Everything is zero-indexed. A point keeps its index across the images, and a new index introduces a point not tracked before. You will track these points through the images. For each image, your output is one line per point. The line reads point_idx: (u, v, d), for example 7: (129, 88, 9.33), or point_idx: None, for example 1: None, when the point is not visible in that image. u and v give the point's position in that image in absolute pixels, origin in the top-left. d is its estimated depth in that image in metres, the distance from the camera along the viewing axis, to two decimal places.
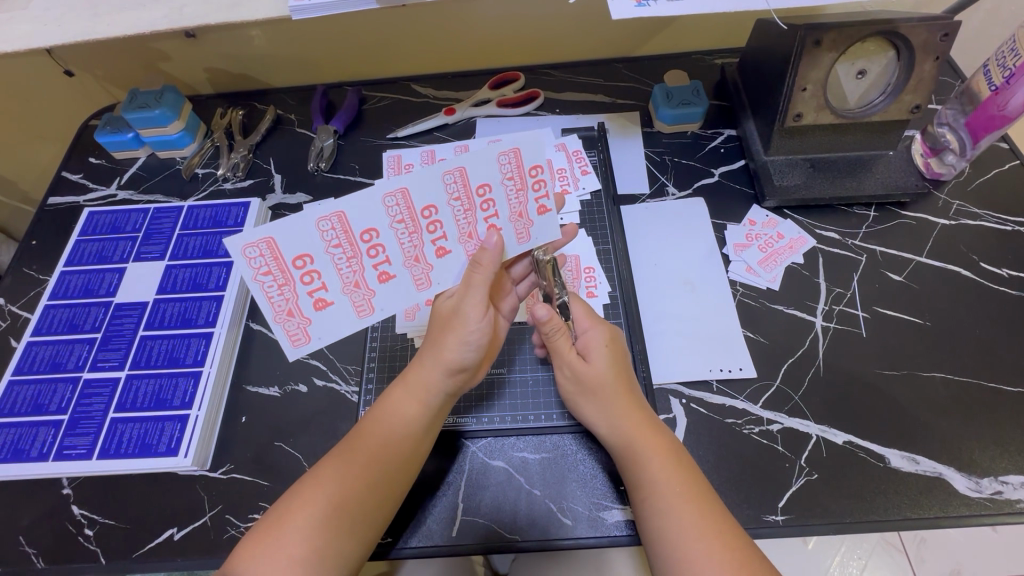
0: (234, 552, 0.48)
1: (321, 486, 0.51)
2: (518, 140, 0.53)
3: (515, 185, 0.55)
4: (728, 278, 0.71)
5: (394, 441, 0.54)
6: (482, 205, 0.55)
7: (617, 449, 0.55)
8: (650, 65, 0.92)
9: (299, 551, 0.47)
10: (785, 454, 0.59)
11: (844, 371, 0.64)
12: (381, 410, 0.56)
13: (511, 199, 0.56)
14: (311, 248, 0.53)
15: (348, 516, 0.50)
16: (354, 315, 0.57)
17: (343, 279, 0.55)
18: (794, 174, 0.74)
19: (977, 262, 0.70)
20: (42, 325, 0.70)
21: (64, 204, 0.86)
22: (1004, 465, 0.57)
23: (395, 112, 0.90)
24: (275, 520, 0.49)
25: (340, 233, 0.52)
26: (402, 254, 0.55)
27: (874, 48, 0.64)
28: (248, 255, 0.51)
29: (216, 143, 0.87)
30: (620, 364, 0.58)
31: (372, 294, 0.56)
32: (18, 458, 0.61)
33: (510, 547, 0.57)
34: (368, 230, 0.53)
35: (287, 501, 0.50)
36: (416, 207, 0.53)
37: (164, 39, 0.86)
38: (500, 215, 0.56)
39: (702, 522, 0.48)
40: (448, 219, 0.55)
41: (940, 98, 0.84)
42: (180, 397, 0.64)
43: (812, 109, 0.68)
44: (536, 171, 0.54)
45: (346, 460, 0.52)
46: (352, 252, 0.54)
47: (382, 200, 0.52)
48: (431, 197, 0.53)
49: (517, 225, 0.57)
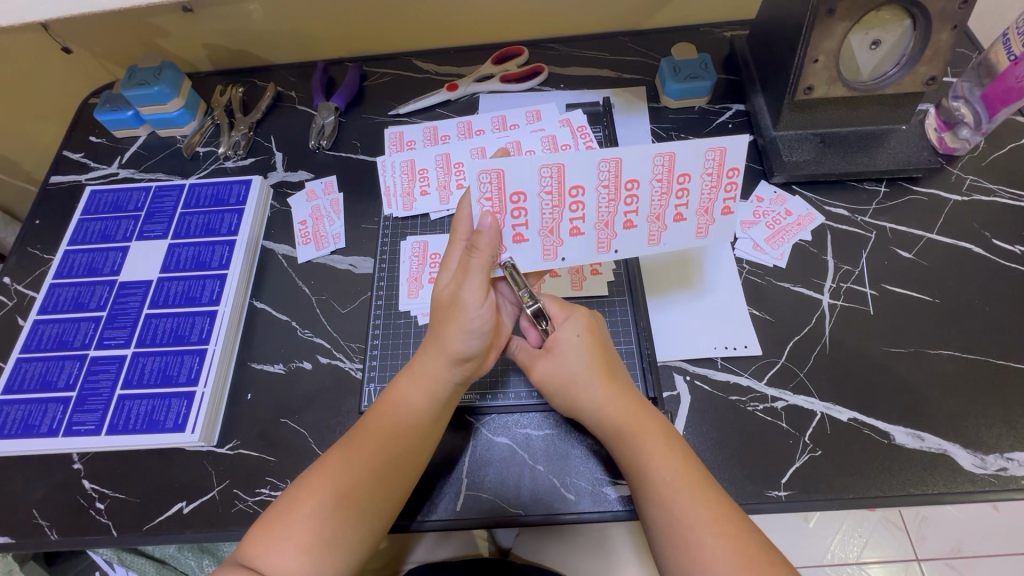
0: (242, 546, 0.49)
1: (335, 475, 0.51)
2: (727, 139, 0.53)
3: (711, 181, 0.55)
4: (735, 255, 0.70)
5: (398, 435, 0.54)
6: (679, 194, 0.55)
7: (612, 432, 0.55)
8: (657, 38, 0.90)
9: (306, 541, 0.48)
10: (789, 431, 0.59)
11: (850, 348, 0.63)
12: (389, 400, 0.56)
13: (703, 194, 0.55)
14: (528, 187, 0.53)
15: (354, 508, 0.50)
16: (539, 259, 0.56)
17: (543, 223, 0.54)
18: (803, 149, 0.73)
19: (990, 238, 0.68)
20: (47, 303, 0.71)
21: (65, 182, 0.85)
22: (1010, 442, 0.57)
23: (396, 88, 0.88)
24: (283, 508, 0.49)
25: (556, 182, 0.53)
26: (597, 216, 0.56)
27: (889, 16, 0.62)
28: (479, 177, 0.51)
29: (216, 120, 0.86)
30: (600, 352, 0.57)
31: (560, 243, 0.56)
32: (29, 434, 0.62)
33: (514, 521, 0.58)
34: (578, 186, 0.54)
35: (293, 491, 0.50)
36: (623, 176, 0.54)
37: (161, 14, 0.85)
38: (689, 207, 0.56)
39: (692, 504, 0.48)
40: (645, 197, 0.55)
41: (957, 71, 0.81)
42: (185, 374, 0.64)
43: (823, 81, 0.66)
44: (733, 173, 0.54)
45: (357, 452, 0.52)
46: (559, 201, 0.54)
47: (597, 163, 0.53)
48: (639, 173, 0.54)
49: (699, 220, 0.57)
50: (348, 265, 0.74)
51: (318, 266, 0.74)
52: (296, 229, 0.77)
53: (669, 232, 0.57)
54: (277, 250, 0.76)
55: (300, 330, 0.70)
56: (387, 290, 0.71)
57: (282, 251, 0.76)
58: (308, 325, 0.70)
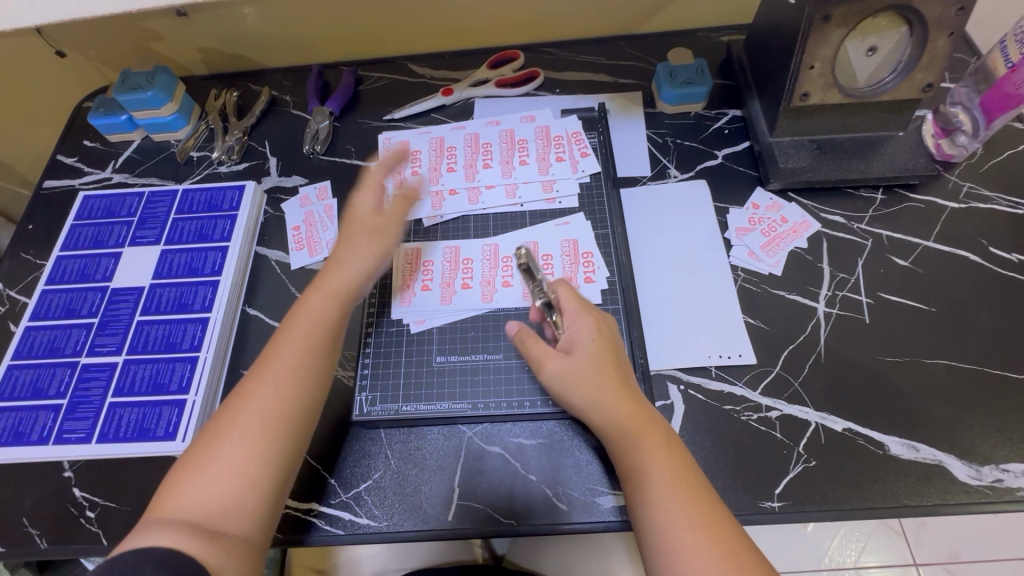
0: (153, 505, 0.47)
1: (250, 397, 0.51)
2: (552, 121, 0.79)
3: (542, 144, 0.78)
4: (730, 263, 0.69)
5: (308, 349, 0.55)
6: (585, 265, 0.69)
7: (614, 440, 0.54)
8: (653, 42, 0.89)
9: (225, 479, 0.47)
10: (783, 441, 0.59)
11: (845, 357, 0.63)
12: (285, 334, 0.56)
13: (540, 150, 0.77)
14: (422, 147, 0.80)
15: (268, 431, 0.50)
16: (392, 190, 0.75)
17: (431, 163, 0.78)
18: (799, 155, 0.72)
19: (987, 246, 0.68)
20: (39, 309, 0.70)
21: (59, 186, 0.85)
22: (1007, 452, 0.57)
23: (391, 93, 0.88)
24: (196, 454, 0.49)
25: (437, 149, 0.79)
26: (465, 162, 0.77)
27: (885, 23, 0.62)
28: (386, 144, 0.81)
29: (211, 125, 0.86)
30: (611, 358, 0.57)
31: (477, 172, 0.77)
32: (19, 442, 0.62)
33: (505, 531, 0.57)
34: (452, 147, 0.79)
35: (206, 438, 0.50)
36: (480, 142, 0.79)
37: (154, 19, 0.84)
38: (529, 157, 0.77)
39: (690, 515, 0.47)
40: (496, 153, 0.78)
41: (955, 77, 0.80)
42: (177, 381, 0.64)
43: (819, 88, 0.66)
44: (557, 138, 0.78)
45: (261, 378, 0.52)
46: (443, 153, 0.79)
47: (463, 135, 0.80)
48: (490, 138, 0.79)
49: (541, 164, 0.76)
50: None
51: (311, 272, 0.73)
52: (289, 235, 0.76)
53: (520, 171, 0.76)
54: (270, 255, 0.75)
55: None
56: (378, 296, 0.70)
57: (275, 257, 0.75)
58: None
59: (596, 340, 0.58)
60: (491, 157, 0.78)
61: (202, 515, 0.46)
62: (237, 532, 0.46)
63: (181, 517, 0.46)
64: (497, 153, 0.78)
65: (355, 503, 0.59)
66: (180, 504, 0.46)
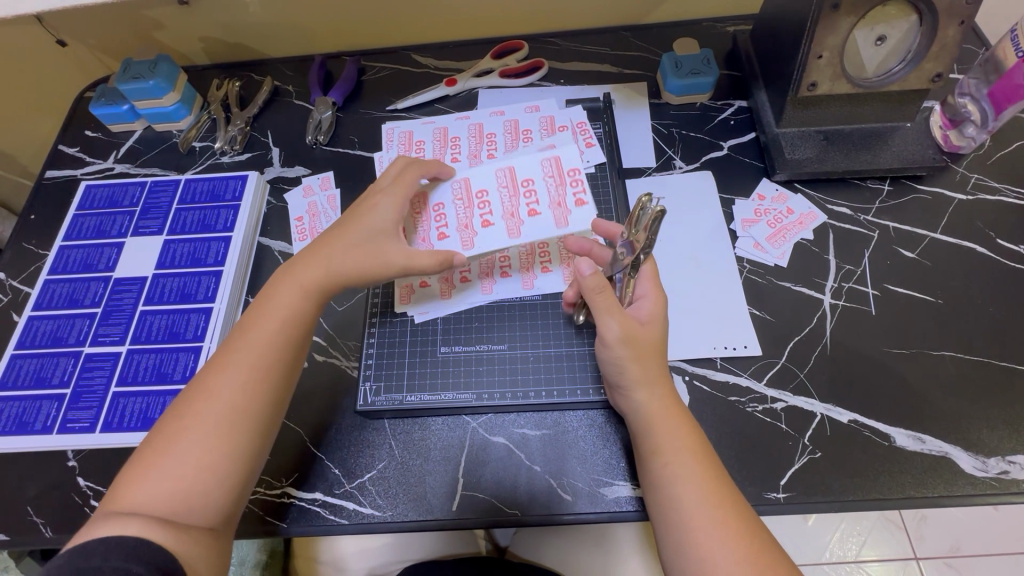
0: (109, 498, 0.46)
1: (213, 387, 0.51)
2: (556, 111, 0.79)
3: (548, 134, 0.77)
4: (735, 255, 0.69)
5: (268, 341, 0.54)
6: (573, 183, 0.65)
7: (636, 415, 0.54)
8: (659, 32, 0.88)
9: (192, 463, 0.47)
10: (788, 432, 0.59)
11: (851, 348, 0.62)
12: (256, 313, 0.55)
13: (544, 140, 0.77)
14: (426, 137, 0.79)
15: (234, 420, 0.50)
16: None
17: (434, 155, 0.77)
18: (806, 146, 0.72)
19: (994, 238, 0.67)
20: (42, 299, 0.70)
21: (60, 177, 0.85)
22: (1012, 445, 0.57)
23: (395, 83, 0.87)
24: (161, 441, 0.48)
25: (441, 138, 0.79)
26: (469, 152, 0.77)
27: (895, 11, 0.61)
28: (389, 134, 0.80)
29: (213, 115, 0.85)
30: (657, 343, 0.55)
31: (481, 163, 0.76)
32: (23, 431, 0.62)
33: (511, 521, 0.57)
34: (456, 137, 0.78)
35: (173, 424, 0.49)
36: (484, 132, 0.78)
37: (156, 7, 0.84)
38: (535, 147, 0.76)
39: (714, 491, 0.48)
40: (501, 142, 0.77)
41: (963, 68, 0.80)
42: (180, 371, 0.64)
43: (827, 77, 0.65)
44: (562, 128, 0.77)
45: (228, 365, 0.52)
46: (446, 144, 0.78)
47: (467, 125, 0.79)
48: (495, 128, 0.78)
49: (545, 155, 0.76)
50: None
51: None
52: (292, 225, 0.76)
53: None
54: (274, 246, 0.75)
55: None
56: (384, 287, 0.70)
57: (278, 247, 0.75)
58: None
59: (656, 302, 0.56)
60: (495, 147, 0.77)
61: (168, 502, 0.46)
62: (207, 516, 0.47)
63: (146, 501, 0.46)
64: (501, 143, 0.77)
65: (360, 493, 0.59)
66: (140, 494, 0.46)
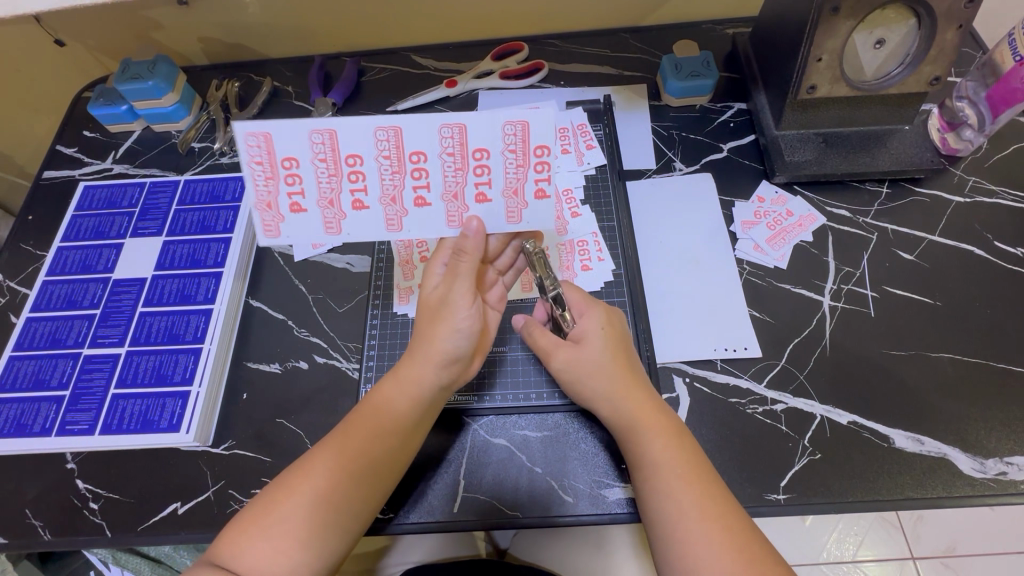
0: (217, 542, 0.49)
1: (317, 466, 0.50)
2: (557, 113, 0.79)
3: None
4: (735, 256, 0.69)
5: (376, 440, 0.52)
6: (537, 166, 0.52)
7: (617, 429, 0.54)
8: (659, 35, 0.89)
9: (287, 543, 0.48)
10: (788, 434, 0.59)
11: (852, 351, 0.63)
12: (371, 406, 0.54)
13: None
14: None
15: (329, 508, 0.49)
16: None
17: None
18: (805, 148, 0.72)
19: (992, 240, 0.68)
20: (41, 300, 0.70)
21: (58, 177, 0.84)
22: (1010, 446, 0.57)
23: (395, 84, 0.87)
24: (262, 507, 0.49)
25: None
26: None
27: (894, 15, 0.61)
28: None
29: (212, 115, 0.85)
30: (622, 352, 0.57)
31: None
32: (21, 433, 0.62)
33: (510, 523, 0.57)
34: None
35: (271, 494, 0.50)
36: None
37: (155, 7, 0.83)
38: None
39: (699, 505, 0.48)
40: None
41: (961, 71, 0.80)
42: (180, 373, 0.64)
43: (826, 80, 0.66)
44: (563, 130, 0.78)
45: (335, 451, 0.51)
46: None
47: None
48: None
49: None
50: (345, 264, 0.73)
51: (315, 264, 0.73)
52: None
53: None
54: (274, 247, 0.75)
55: (297, 330, 0.69)
56: (384, 288, 0.70)
57: (278, 248, 0.75)
58: (304, 324, 0.69)
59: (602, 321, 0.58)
60: None
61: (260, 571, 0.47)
62: None
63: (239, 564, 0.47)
64: None
65: None
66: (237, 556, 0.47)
